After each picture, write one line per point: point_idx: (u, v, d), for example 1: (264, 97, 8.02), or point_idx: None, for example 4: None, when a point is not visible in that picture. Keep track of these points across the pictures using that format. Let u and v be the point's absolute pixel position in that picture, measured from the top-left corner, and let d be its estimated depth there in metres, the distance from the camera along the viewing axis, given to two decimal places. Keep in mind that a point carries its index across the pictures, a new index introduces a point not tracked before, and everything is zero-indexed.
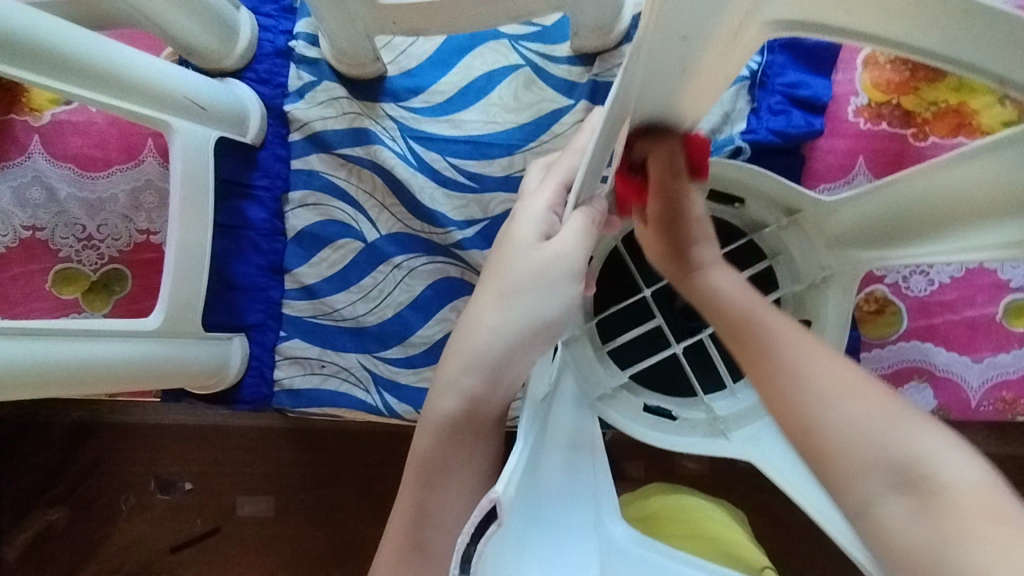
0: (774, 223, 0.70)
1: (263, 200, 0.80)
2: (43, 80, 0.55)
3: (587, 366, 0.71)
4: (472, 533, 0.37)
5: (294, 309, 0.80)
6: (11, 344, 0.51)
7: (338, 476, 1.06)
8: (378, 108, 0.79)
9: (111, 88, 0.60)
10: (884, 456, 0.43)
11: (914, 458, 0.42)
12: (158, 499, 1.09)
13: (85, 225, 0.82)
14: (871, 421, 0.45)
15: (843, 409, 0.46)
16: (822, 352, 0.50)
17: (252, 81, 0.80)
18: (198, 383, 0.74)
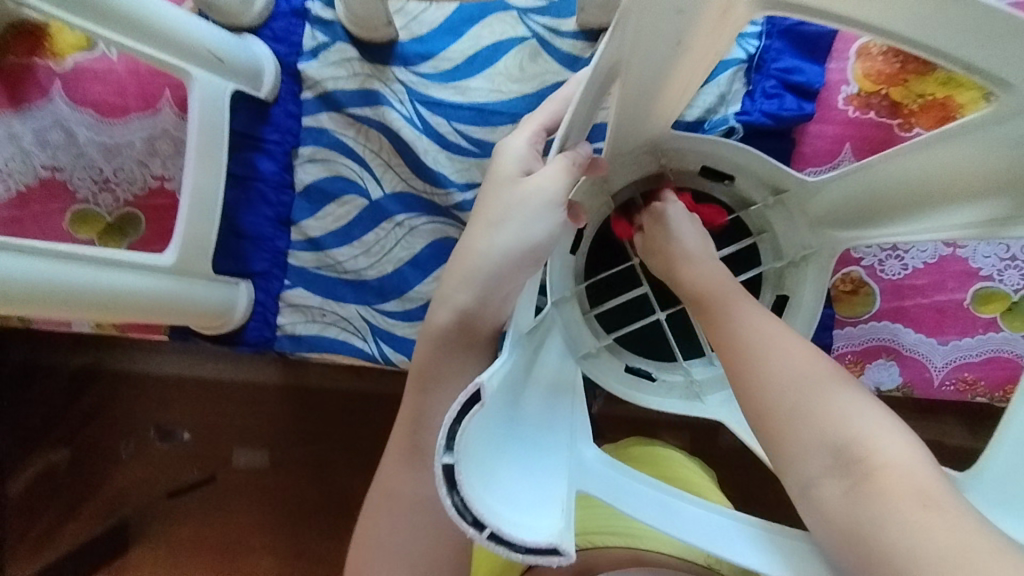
0: (761, 201, 0.72)
1: (274, 154, 0.83)
2: (75, 21, 0.59)
3: (574, 328, 0.75)
4: (460, 410, 0.42)
5: (299, 260, 0.85)
6: (48, 265, 0.56)
7: (332, 431, 1.11)
8: (388, 71, 0.82)
9: (137, 33, 0.63)
10: (824, 436, 0.46)
11: (850, 441, 0.45)
12: (158, 446, 1.15)
13: (102, 169, 0.85)
14: (809, 400, 0.48)
15: (785, 392, 0.49)
16: (779, 337, 0.53)
17: (268, 39, 0.83)
18: (206, 322, 0.79)
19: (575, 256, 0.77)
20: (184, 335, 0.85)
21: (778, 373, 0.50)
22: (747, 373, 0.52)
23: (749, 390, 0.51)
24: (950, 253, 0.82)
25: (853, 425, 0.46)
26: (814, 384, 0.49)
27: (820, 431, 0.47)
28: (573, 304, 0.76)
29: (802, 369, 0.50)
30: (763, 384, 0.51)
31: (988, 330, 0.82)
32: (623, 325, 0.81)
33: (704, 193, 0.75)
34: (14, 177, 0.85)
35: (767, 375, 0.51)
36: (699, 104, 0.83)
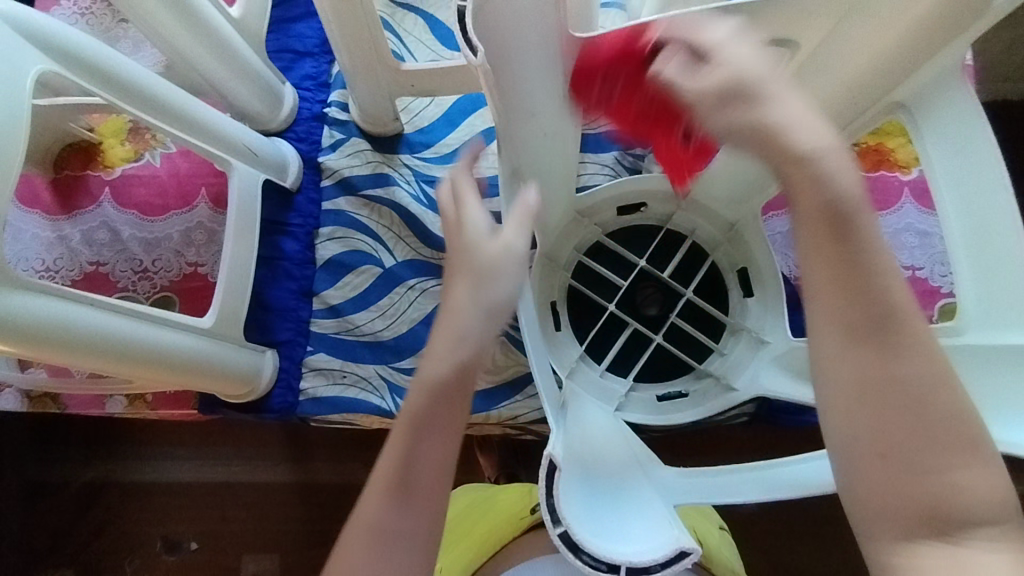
0: (674, 208, 0.86)
1: (297, 235, 0.94)
2: (162, 127, 0.70)
3: (597, 386, 0.84)
4: (547, 491, 0.45)
5: (321, 326, 0.92)
6: (115, 318, 0.64)
7: (348, 515, 1.11)
8: (396, 158, 0.95)
9: (203, 135, 0.75)
10: (925, 489, 0.40)
11: (940, 499, 0.40)
12: (164, 560, 1.12)
13: (141, 260, 0.95)
14: (944, 419, 0.41)
15: (918, 405, 0.41)
16: (920, 335, 0.42)
17: (292, 140, 0.97)
18: (235, 387, 0.85)
19: (561, 332, 0.87)
20: (212, 406, 0.93)
21: (926, 415, 0.41)
22: (890, 410, 0.41)
23: (879, 433, 0.41)
24: (910, 275, 0.91)
25: (967, 491, 0.40)
26: (952, 446, 0.40)
27: (923, 487, 0.40)
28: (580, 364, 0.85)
29: (940, 398, 0.41)
30: (882, 415, 0.41)
31: None
32: (632, 363, 0.89)
33: (630, 226, 0.89)
34: (61, 273, 0.94)
35: (903, 403, 0.41)
36: None
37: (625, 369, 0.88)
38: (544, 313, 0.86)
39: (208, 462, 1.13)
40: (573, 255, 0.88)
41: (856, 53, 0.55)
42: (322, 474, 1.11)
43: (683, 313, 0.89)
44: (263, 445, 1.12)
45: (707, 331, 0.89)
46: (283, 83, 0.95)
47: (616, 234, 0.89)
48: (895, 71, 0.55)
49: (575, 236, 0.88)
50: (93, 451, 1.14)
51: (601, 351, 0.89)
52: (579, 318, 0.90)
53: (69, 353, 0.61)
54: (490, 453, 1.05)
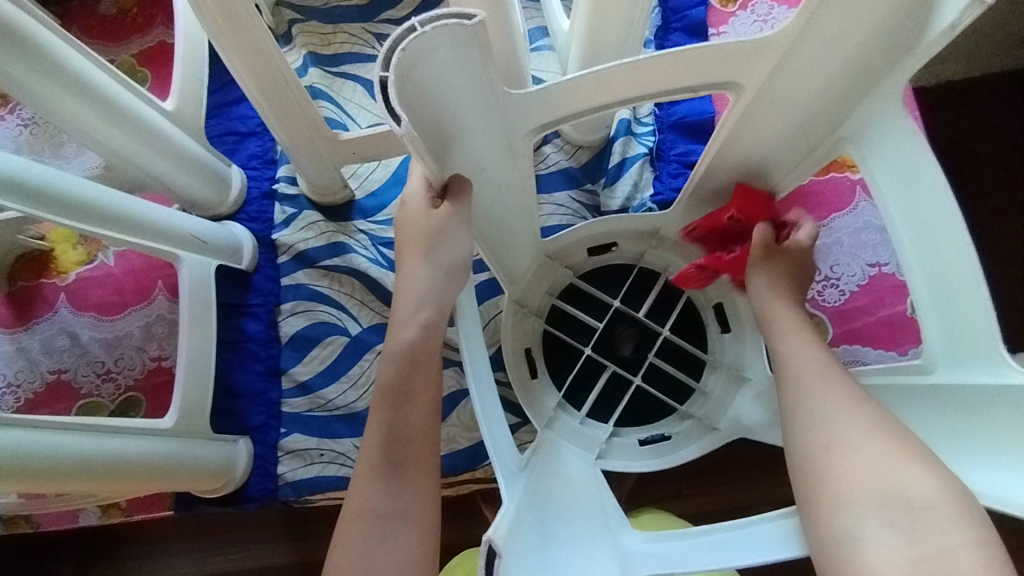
0: (646, 246, 0.85)
1: (259, 315, 0.92)
2: (100, 232, 0.70)
3: (577, 433, 0.81)
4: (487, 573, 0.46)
5: (292, 406, 0.90)
6: (71, 436, 0.62)
7: None
8: (350, 226, 0.95)
9: (145, 233, 0.75)
10: (866, 488, 0.43)
11: (887, 491, 0.42)
12: None
13: (104, 361, 0.93)
14: (855, 438, 0.47)
15: (834, 426, 0.49)
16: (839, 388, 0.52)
17: (245, 221, 0.96)
18: (209, 483, 0.82)
19: (537, 380, 0.85)
20: (189, 503, 0.90)
21: (846, 403, 0.50)
22: (822, 405, 0.51)
23: (810, 446, 0.49)
24: (877, 273, 0.90)
25: (912, 492, 0.42)
26: (879, 430, 0.47)
27: (862, 488, 0.44)
28: (561, 412, 0.83)
29: (854, 417, 0.48)
30: (825, 409, 0.51)
31: None
32: (613, 406, 0.86)
33: (601, 267, 0.88)
34: (23, 386, 0.92)
35: (818, 425, 0.49)
36: (619, 194, 0.95)
37: (605, 413, 0.85)
38: (518, 361, 0.85)
39: (199, 558, 1.06)
40: (543, 300, 0.86)
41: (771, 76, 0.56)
42: (320, 551, 1.04)
43: (663, 353, 0.86)
44: (256, 528, 1.06)
45: (688, 370, 0.86)
46: (229, 166, 0.95)
47: (590, 273, 0.88)
48: (828, 93, 0.56)
49: (544, 282, 0.86)
50: (77, 563, 1.08)
51: (580, 394, 0.86)
52: (555, 364, 0.88)
53: (21, 482, 0.59)
54: (496, 503, 0.98)
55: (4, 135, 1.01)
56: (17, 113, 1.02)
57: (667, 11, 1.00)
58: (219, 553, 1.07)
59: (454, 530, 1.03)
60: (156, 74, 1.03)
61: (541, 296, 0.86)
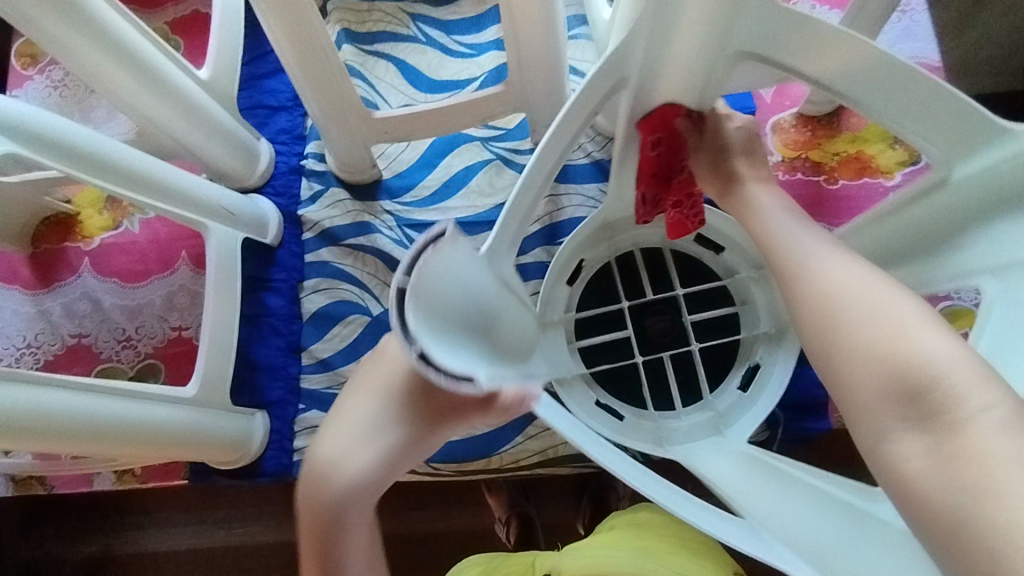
0: (608, 245, 0.81)
1: (282, 291, 0.92)
2: (129, 196, 0.70)
3: (690, 431, 0.76)
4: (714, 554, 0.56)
5: (311, 382, 0.89)
6: (96, 398, 0.62)
7: None
8: (376, 206, 0.94)
9: (173, 199, 0.74)
10: (883, 376, 0.42)
11: (902, 372, 0.42)
12: None
13: (125, 328, 0.93)
14: (865, 318, 0.45)
15: (844, 303, 0.47)
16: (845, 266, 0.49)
17: (271, 195, 0.96)
18: (224, 454, 0.82)
19: (626, 421, 0.78)
20: (204, 473, 0.91)
21: (862, 300, 0.46)
22: (835, 309, 0.47)
23: (818, 335, 0.47)
24: None
25: (928, 368, 0.41)
26: (898, 325, 0.44)
27: (874, 374, 0.43)
28: (662, 424, 0.77)
29: (860, 297, 0.46)
30: (833, 313, 0.47)
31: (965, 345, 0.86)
32: (696, 381, 0.82)
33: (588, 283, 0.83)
34: (43, 348, 0.92)
35: (826, 307, 0.48)
36: None
37: (699, 391, 0.81)
38: (599, 417, 0.77)
39: (209, 528, 1.07)
40: (572, 355, 0.80)
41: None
42: None
43: (689, 308, 0.83)
44: (266, 503, 1.06)
45: (719, 297, 0.84)
46: (258, 139, 0.95)
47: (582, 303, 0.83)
48: None
49: (561, 338, 0.79)
50: (88, 525, 1.08)
51: (666, 396, 0.81)
52: (629, 393, 0.82)
53: (46, 440, 0.59)
54: (500, 492, 0.97)
55: (33, 96, 1.01)
56: (48, 75, 1.02)
57: None
58: (229, 524, 1.07)
59: (461, 516, 1.01)
60: (188, 43, 1.03)
61: (570, 355, 0.80)
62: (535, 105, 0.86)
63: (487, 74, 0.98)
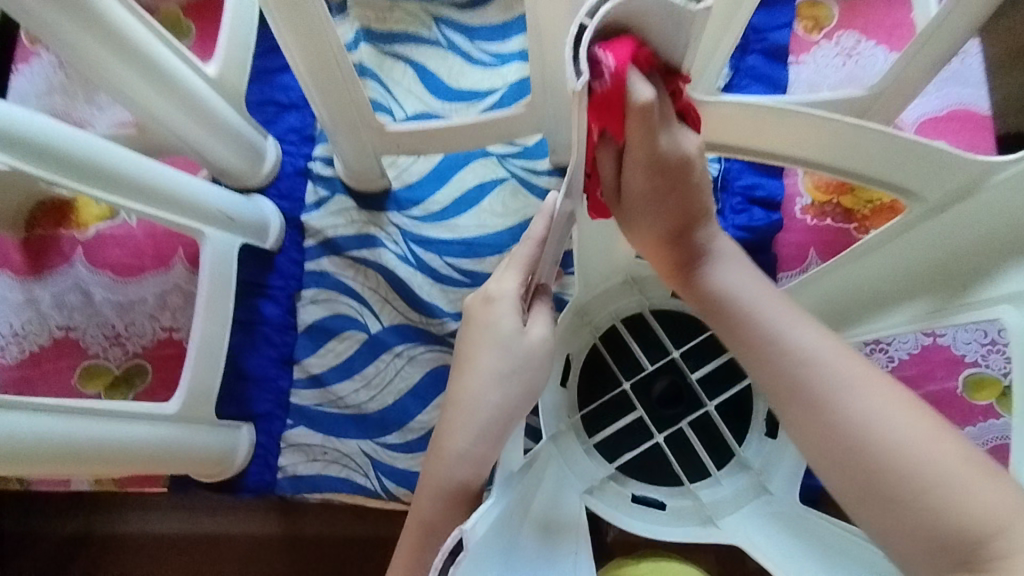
0: (591, 329, 0.82)
1: (278, 299, 0.89)
2: (121, 200, 0.66)
3: (735, 498, 0.76)
4: None
5: (301, 397, 0.86)
6: (70, 420, 0.59)
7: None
8: (382, 217, 0.90)
9: (166, 204, 0.70)
10: (939, 524, 0.41)
11: (966, 520, 0.40)
12: None
13: (114, 325, 0.90)
14: (914, 445, 0.43)
15: (883, 423, 0.44)
16: (868, 376, 0.47)
17: (274, 196, 0.92)
18: (205, 469, 0.79)
19: (668, 508, 0.77)
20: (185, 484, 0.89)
21: (897, 444, 0.43)
22: (862, 449, 0.44)
23: (853, 469, 0.44)
24: (931, 343, 0.85)
25: (977, 517, 0.40)
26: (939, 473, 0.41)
27: (928, 521, 0.41)
28: (705, 499, 0.76)
29: (896, 423, 0.44)
30: (895, 460, 0.43)
31: (988, 417, 0.82)
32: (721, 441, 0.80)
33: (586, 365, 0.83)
34: (29, 338, 0.89)
35: (867, 437, 0.44)
36: None
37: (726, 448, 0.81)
38: (639, 512, 0.77)
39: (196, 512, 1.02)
40: (589, 455, 0.79)
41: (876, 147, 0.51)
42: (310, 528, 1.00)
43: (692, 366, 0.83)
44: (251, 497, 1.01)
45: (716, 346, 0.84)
46: (266, 137, 0.91)
47: (586, 390, 0.82)
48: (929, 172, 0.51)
49: (573, 444, 0.79)
50: (77, 499, 1.05)
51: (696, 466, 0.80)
52: (662, 476, 0.79)
53: (10, 463, 0.55)
54: None
55: (39, 73, 0.97)
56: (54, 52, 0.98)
57: (748, 30, 0.93)
58: (217, 510, 1.03)
59: None
60: (199, 29, 0.98)
61: (586, 457, 0.78)
62: (556, 127, 0.81)
63: (509, 87, 0.93)
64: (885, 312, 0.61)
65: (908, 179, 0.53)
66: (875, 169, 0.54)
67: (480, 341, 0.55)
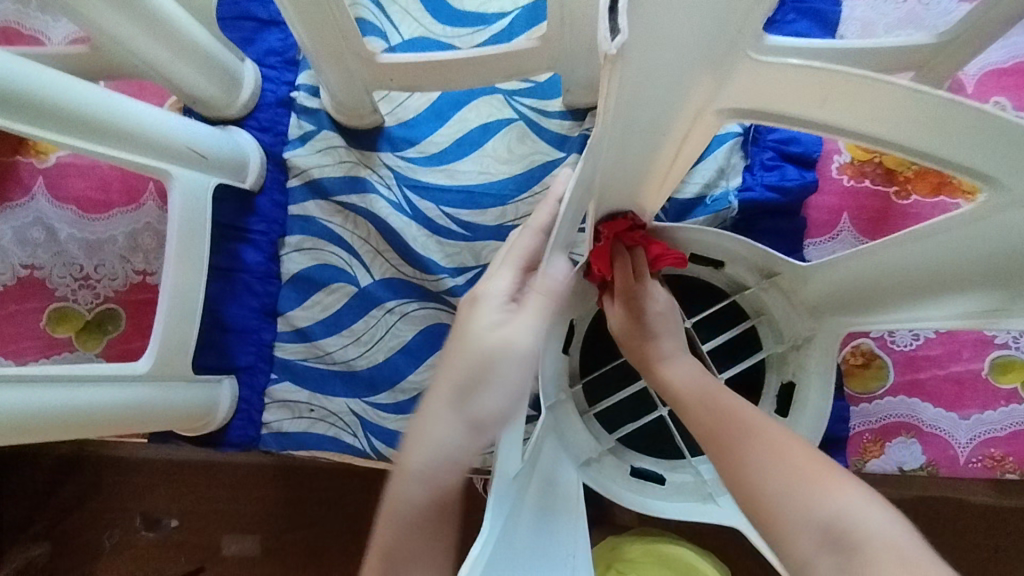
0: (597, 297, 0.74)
1: (259, 244, 0.81)
2: (66, 139, 0.58)
3: None
4: None
5: (286, 351, 0.81)
6: (12, 390, 0.53)
7: (331, 509, 0.99)
8: (374, 157, 0.81)
9: (120, 141, 0.62)
10: (809, 520, 0.48)
11: (832, 518, 0.47)
12: (144, 535, 1.02)
13: (82, 265, 0.83)
14: (787, 471, 0.51)
15: (758, 458, 0.53)
16: (758, 421, 0.56)
17: (253, 129, 0.82)
18: (184, 425, 0.75)
19: (667, 482, 0.73)
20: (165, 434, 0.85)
21: (763, 467, 0.52)
22: (743, 471, 0.53)
23: (742, 488, 0.53)
24: None
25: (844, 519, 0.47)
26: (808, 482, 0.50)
27: (804, 523, 0.48)
28: (705, 475, 0.72)
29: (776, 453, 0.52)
30: (794, 493, 0.50)
31: (1010, 401, 0.78)
32: None
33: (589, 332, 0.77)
34: None
35: (749, 464, 0.53)
36: (697, 179, 0.79)
37: None
38: (636, 487, 0.72)
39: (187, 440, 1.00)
40: (589, 425, 0.74)
41: (957, 126, 0.42)
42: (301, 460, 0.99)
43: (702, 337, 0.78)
44: None
45: (730, 317, 0.79)
46: (242, 59, 0.80)
47: (587, 357, 0.78)
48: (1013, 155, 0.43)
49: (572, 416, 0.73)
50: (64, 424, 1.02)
51: (699, 440, 0.76)
52: (663, 449, 0.77)
53: None
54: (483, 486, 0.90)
55: None
56: None
57: None
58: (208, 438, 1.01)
59: None
60: None
61: (587, 429, 0.74)
62: (572, 65, 0.71)
63: (519, 12, 0.81)
64: (936, 302, 0.58)
65: (984, 162, 0.45)
66: (948, 150, 0.46)
67: (452, 353, 0.50)
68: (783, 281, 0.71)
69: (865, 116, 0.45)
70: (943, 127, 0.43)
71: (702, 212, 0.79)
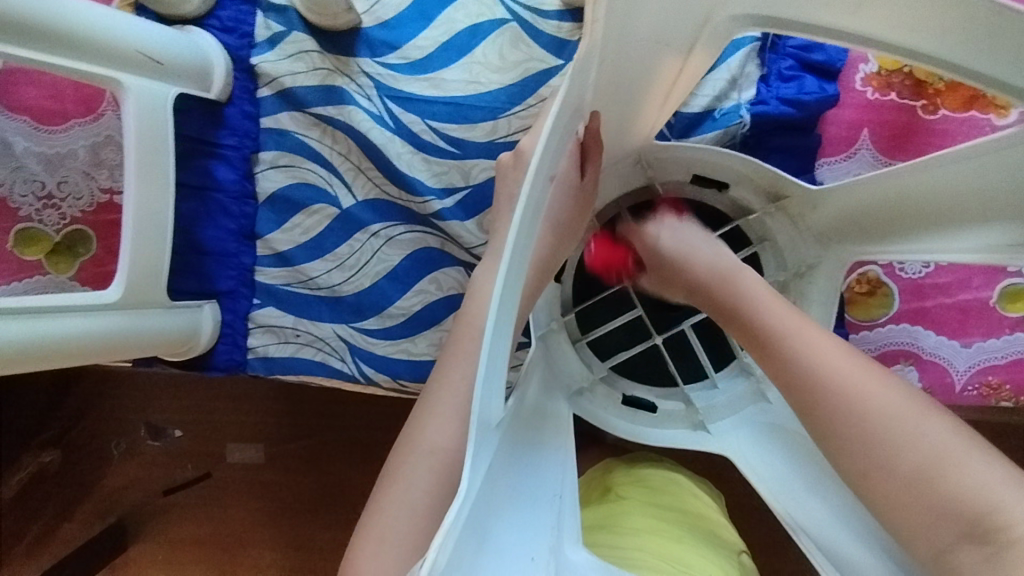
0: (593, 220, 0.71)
1: (232, 161, 0.76)
2: None
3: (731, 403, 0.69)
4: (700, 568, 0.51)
5: (268, 276, 0.78)
6: None
7: (328, 425, 1.00)
8: (351, 63, 0.74)
9: (59, 46, 0.55)
10: (953, 505, 0.46)
11: (982, 508, 0.45)
12: (149, 445, 1.03)
13: (44, 182, 0.75)
14: (923, 440, 0.49)
15: (886, 421, 0.50)
16: (855, 365, 0.53)
17: (216, 30, 0.74)
18: (167, 350, 0.73)
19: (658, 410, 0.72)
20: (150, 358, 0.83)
21: (892, 431, 0.50)
22: (860, 434, 0.50)
23: (855, 453, 0.51)
24: None
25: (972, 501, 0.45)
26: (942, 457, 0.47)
27: (946, 504, 0.46)
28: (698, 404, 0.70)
29: (916, 422, 0.50)
30: (933, 483, 0.47)
31: (1015, 330, 0.75)
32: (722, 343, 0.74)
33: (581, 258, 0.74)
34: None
35: (868, 430, 0.50)
36: (707, 91, 0.73)
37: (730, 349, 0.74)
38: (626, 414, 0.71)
39: None
40: (580, 352, 0.73)
41: (1010, 35, 0.36)
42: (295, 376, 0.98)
43: None
44: None
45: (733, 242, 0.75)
46: None
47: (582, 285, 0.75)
48: None
49: (564, 344, 0.72)
50: None
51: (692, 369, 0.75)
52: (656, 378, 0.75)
53: None
54: None
55: None
56: None
57: None
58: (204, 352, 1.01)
59: None
60: None
61: (578, 356, 0.72)
62: None
63: None
64: (950, 234, 0.56)
65: None
66: (995, 65, 0.40)
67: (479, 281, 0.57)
68: (790, 205, 0.66)
69: (896, 23, 0.39)
70: (993, 35, 0.37)
71: (710, 129, 0.73)
